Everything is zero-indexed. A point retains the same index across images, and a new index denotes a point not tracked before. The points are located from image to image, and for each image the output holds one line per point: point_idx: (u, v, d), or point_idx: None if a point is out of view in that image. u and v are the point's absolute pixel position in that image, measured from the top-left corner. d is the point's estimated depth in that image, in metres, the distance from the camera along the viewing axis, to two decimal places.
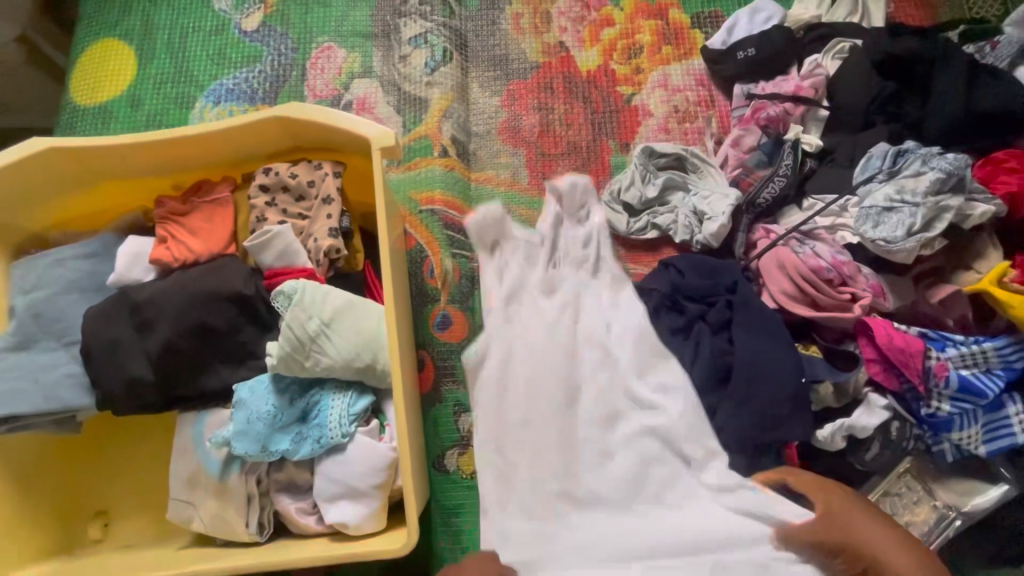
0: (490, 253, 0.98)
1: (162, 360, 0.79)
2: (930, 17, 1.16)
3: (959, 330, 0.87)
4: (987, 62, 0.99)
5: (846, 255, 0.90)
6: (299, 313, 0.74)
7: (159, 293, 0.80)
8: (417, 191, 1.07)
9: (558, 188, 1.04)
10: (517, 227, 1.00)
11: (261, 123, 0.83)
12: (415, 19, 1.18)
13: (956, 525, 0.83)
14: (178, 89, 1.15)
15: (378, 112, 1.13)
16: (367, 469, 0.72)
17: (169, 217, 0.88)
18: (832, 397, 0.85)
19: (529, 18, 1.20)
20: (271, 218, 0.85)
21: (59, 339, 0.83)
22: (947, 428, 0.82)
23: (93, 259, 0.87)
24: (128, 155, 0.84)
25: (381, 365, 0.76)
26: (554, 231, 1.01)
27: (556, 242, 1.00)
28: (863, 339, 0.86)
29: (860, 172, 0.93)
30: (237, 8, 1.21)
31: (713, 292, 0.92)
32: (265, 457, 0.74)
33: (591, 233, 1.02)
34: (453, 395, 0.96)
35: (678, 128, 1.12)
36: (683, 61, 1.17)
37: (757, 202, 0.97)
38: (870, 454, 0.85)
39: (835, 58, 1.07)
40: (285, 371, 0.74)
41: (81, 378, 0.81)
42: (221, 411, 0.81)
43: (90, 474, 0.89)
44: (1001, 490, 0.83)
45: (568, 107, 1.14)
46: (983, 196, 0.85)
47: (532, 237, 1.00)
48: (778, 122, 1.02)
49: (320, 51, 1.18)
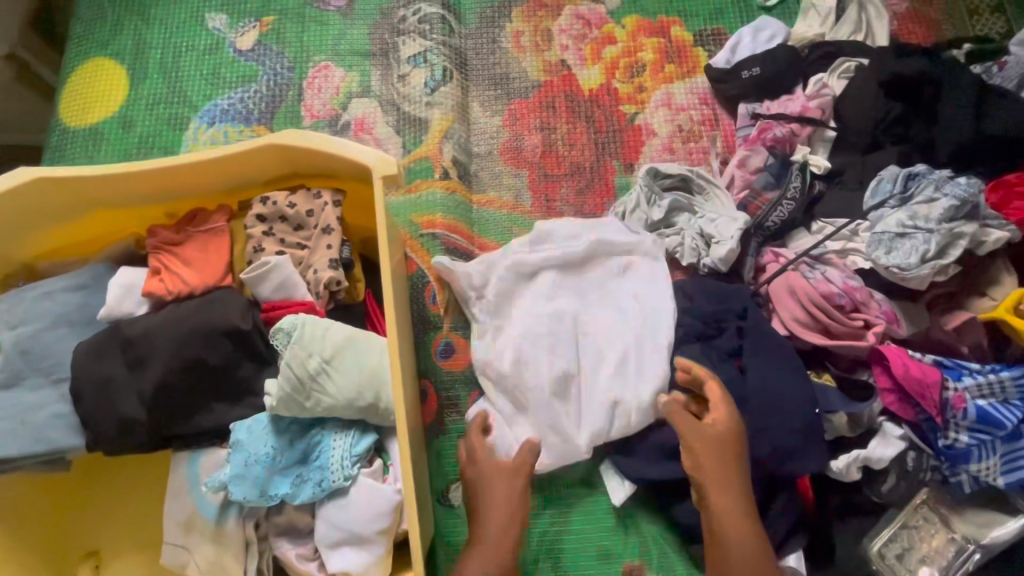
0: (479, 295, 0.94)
1: (157, 400, 0.76)
2: (934, 35, 1.15)
3: (974, 357, 0.85)
4: (995, 82, 0.98)
5: (857, 280, 0.88)
6: (298, 352, 0.71)
7: (152, 328, 0.77)
8: (419, 214, 1.05)
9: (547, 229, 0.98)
10: (504, 270, 0.95)
11: (259, 151, 0.81)
12: (414, 37, 1.16)
13: (976, 559, 0.81)
14: (171, 110, 1.13)
15: (377, 133, 1.11)
16: (371, 514, 0.69)
17: (163, 247, 0.85)
18: (846, 426, 0.83)
19: (530, 36, 1.18)
20: (269, 248, 0.82)
21: (47, 376, 0.80)
22: (965, 459, 0.80)
23: (83, 291, 0.84)
24: (120, 184, 0.81)
25: (384, 404, 0.73)
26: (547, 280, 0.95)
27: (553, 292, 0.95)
28: (878, 368, 0.84)
29: (871, 197, 0.92)
30: (232, 26, 1.18)
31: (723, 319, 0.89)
32: (264, 502, 0.71)
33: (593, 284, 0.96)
34: (457, 425, 0.94)
35: (682, 148, 1.11)
36: (687, 79, 1.15)
37: (766, 225, 0.95)
38: (887, 486, 0.83)
39: (841, 77, 1.06)
40: (285, 411, 0.71)
41: (70, 418, 0.77)
42: (217, 451, 0.78)
43: (81, 512, 0.84)
44: (1020, 521, 0.80)
45: (570, 127, 1.12)
46: (997, 222, 0.84)
47: (522, 273, 0.95)
48: (785, 143, 1.01)
49: (317, 71, 1.15)
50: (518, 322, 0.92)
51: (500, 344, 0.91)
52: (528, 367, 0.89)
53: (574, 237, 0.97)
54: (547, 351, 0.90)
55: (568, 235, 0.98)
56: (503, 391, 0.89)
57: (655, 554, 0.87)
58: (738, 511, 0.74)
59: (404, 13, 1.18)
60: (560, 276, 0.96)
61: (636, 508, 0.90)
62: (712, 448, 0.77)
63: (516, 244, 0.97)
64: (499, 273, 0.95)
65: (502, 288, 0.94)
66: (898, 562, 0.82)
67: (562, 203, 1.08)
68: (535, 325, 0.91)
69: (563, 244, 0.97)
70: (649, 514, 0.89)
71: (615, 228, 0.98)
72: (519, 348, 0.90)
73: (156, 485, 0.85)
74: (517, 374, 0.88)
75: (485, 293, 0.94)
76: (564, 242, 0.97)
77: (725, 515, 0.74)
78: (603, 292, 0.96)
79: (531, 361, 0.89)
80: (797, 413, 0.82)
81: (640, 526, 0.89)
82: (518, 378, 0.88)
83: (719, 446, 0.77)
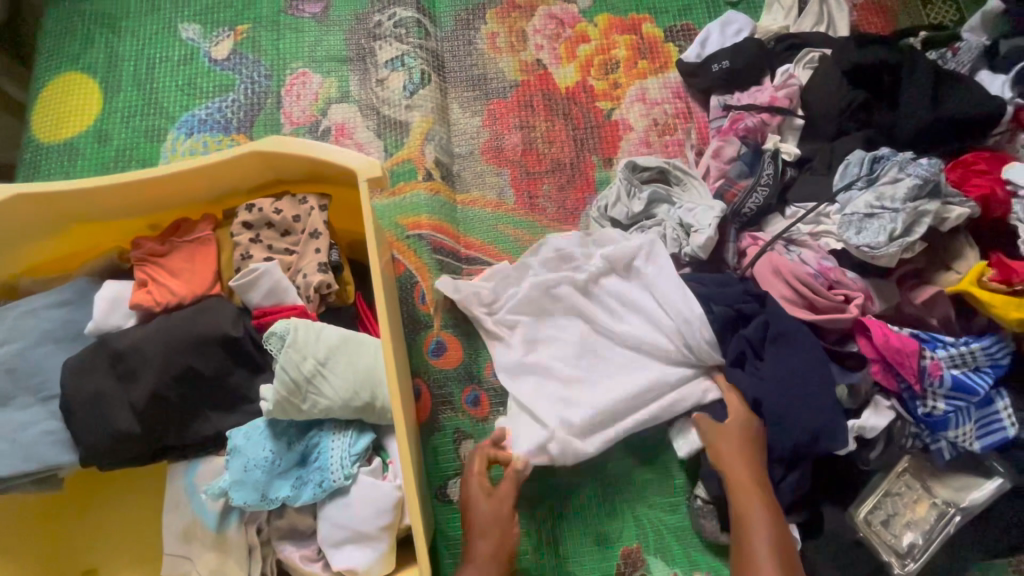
0: (490, 309, 0.97)
1: (150, 411, 0.76)
2: (891, 24, 1.20)
3: (943, 328, 0.90)
4: (950, 67, 1.04)
5: (832, 261, 0.93)
6: (294, 355, 0.71)
7: (142, 339, 0.77)
8: (404, 216, 1.06)
9: (561, 246, 0.99)
10: (519, 284, 0.97)
11: (241, 159, 0.81)
12: (391, 42, 1.17)
13: (956, 522, 0.85)
14: (148, 121, 1.12)
15: (358, 137, 1.12)
16: (373, 511, 0.70)
17: (147, 258, 0.85)
18: (847, 398, 0.86)
19: (505, 37, 1.20)
20: (257, 255, 0.82)
21: (35, 394, 0.79)
22: (944, 426, 0.84)
23: (68, 307, 0.84)
24: (104, 198, 0.81)
25: (381, 402, 0.74)
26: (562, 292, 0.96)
27: (571, 302, 0.95)
28: (861, 338, 0.88)
29: (839, 180, 0.95)
30: (206, 36, 1.18)
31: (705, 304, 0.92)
32: (265, 505, 0.72)
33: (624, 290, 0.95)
34: (451, 422, 0.95)
35: (658, 141, 1.14)
36: (660, 75, 1.19)
37: (742, 211, 0.98)
38: (875, 453, 0.86)
39: (807, 67, 1.10)
40: (282, 415, 0.72)
41: (62, 435, 0.77)
42: (212, 459, 0.78)
43: (77, 533, 0.82)
44: (996, 483, 0.85)
45: (549, 124, 1.15)
46: (958, 199, 0.88)
47: (543, 284, 0.96)
48: (756, 132, 1.05)
49: (295, 77, 1.15)
50: (546, 337, 0.95)
51: (533, 356, 0.94)
52: (558, 376, 0.92)
53: (590, 256, 0.99)
54: (573, 361, 0.93)
55: (578, 246, 0.99)
56: (524, 400, 0.90)
57: (653, 535, 0.90)
58: (762, 496, 0.78)
59: (379, 18, 1.19)
60: (576, 285, 0.96)
61: (630, 492, 0.92)
62: (739, 445, 0.82)
63: (537, 264, 0.98)
64: (513, 288, 0.98)
65: (530, 303, 0.96)
66: (884, 527, 0.85)
67: (544, 200, 1.10)
68: (554, 337, 0.95)
69: (580, 264, 0.98)
70: (643, 496, 0.92)
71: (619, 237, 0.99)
72: (537, 357, 0.93)
73: (153, 499, 0.84)
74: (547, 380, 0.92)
75: (496, 308, 0.97)
76: (581, 263, 0.98)
77: (750, 500, 0.77)
78: (622, 303, 0.95)
79: (548, 370, 0.92)
80: (778, 389, 0.85)
81: (636, 509, 0.91)
82: (549, 386, 0.91)
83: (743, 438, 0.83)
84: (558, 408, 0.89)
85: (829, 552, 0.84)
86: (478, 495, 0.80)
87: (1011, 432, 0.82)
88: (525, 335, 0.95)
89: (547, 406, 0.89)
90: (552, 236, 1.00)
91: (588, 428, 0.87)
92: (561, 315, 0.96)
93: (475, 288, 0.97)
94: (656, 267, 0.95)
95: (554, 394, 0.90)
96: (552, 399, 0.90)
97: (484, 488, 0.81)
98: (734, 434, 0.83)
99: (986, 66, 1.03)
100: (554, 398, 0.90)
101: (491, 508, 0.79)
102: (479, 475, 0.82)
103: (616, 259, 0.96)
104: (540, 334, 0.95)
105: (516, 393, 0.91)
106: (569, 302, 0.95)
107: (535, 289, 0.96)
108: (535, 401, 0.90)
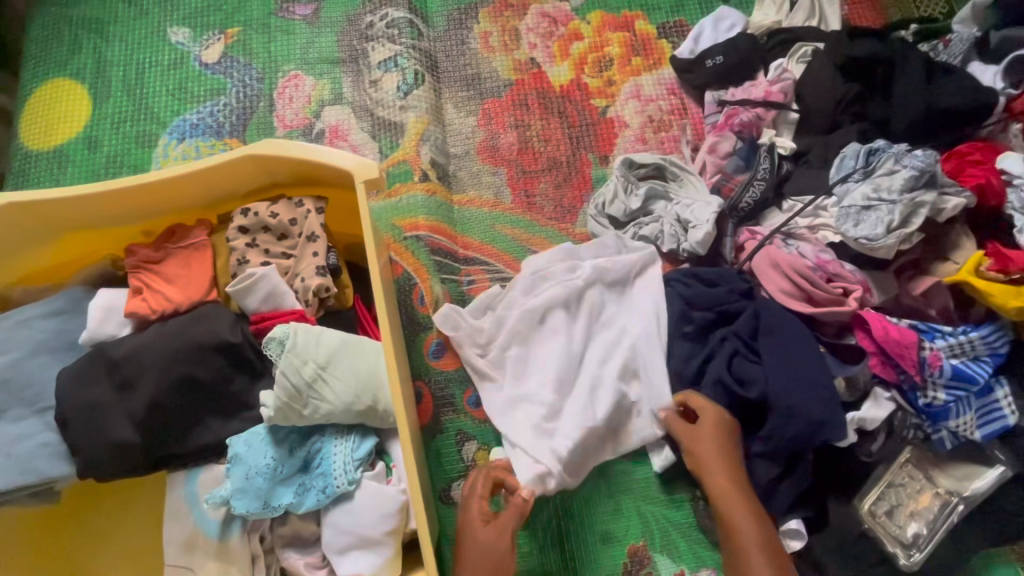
0: (485, 351, 0.93)
1: (149, 420, 0.75)
2: (882, 17, 1.21)
3: (942, 319, 0.90)
4: (942, 59, 1.05)
5: (830, 253, 0.93)
6: (293, 360, 0.71)
7: (138, 347, 0.76)
8: (400, 218, 1.05)
9: (538, 264, 0.97)
10: (512, 310, 0.94)
11: (234, 163, 0.80)
12: (383, 43, 1.16)
13: (960, 511, 0.85)
14: (138, 127, 1.10)
15: (352, 139, 1.11)
16: (378, 516, 0.70)
17: (141, 265, 0.83)
18: (844, 390, 0.86)
19: (498, 36, 1.20)
20: (254, 259, 0.81)
21: (30, 406, 0.78)
22: (945, 416, 0.84)
23: (62, 317, 0.82)
24: (95, 206, 0.80)
25: (383, 406, 0.73)
26: (548, 309, 0.94)
27: (557, 321, 0.93)
28: (860, 331, 0.88)
29: (836, 172, 0.96)
30: (195, 39, 1.17)
31: (705, 301, 0.92)
32: (268, 513, 0.71)
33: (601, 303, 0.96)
34: (454, 424, 0.94)
35: (654, 138, 1.14)
36: (654, 71, 1.19)
37: (739, 206, 0.99)
38: (877, 444, 0.87)
39: (800, 62, 1.10)
40: (282, 421, 0.71)
41: (58, 447, 0.75)
42: (213, 468, 0.77)
43: (77, 546, 0.81)
44: (997, 472, 0.85)
45: (544, 123, 1.14)
46: (955, 189, 0.88)
47: (532, 310, 0.93)
48: (752, 127, 1.05)
49: (287, 80, 1.14)
50: (537, 359, 0.91)
51: (517, 387, 0.90)
52: (544, 401, 0.87)
53: (575, 271, 0.96)
54: (559, 382, 0.88)
55: (563, 261, 0.97)
56: (519, 430, 0.85)
57: (658, 532, 0.90)
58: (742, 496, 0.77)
59: (371, 19, 1.18)
60: (563, 301, 0.94)
61: (635, 490, 0.92)
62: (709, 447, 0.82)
63: (516, 291, 0.95)
64: (505, 317, 0.94)
65: (517, 332, 0.93)
66: (888, 519, 0.86)
67: (541, 198, 1.09)
68: (545, 355, 0.91)
69: (561, 279, 0.96)
70: (648, 493, 0.92)
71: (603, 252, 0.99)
72: (530, 382, 0.89)
73: (153, 510, 0.82)
74: (533, 407, 0.87)
75: (491, 349, 0.93)
76: (563, 278, 0.96)
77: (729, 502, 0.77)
78: (609, 319, 0.95)
79: (540, 394, 0.87)
80: (781, 383, 0.85)
81: (640, 506, 0.91)
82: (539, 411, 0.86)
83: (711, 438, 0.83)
84: (549, 435, 0.84)
85: (833, 544, 0.84)
86: (476, 522, 0.76)
87: (1012, 421, 0.82)
88: (517, 365, 0.91)
89: (538, 432, 0.84)
90: (529, 259, 0.99)
91: (578, 453, 0.84)
92: (548, 333, 0.93)
93: (465, 330, 0.93)
94: (645, 283, 0.97)
95: (543, 420, 0.85)
96: (542, 426, 0.85)
97: (482, 516, 0.76)
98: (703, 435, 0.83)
99: (977, 57, 1.04)
100: (543, 424, 0.85)
101: (489, 537, 0.73)
102: (481, 497, 0.78)
103: (602, 274, 0.96)
104: (526, 363, 0.91)
105: (504, 428, 0.86)
106: (557, 319, 0.93)
107: (525, 316, 0.93)
108: (527, 429, 0.85)
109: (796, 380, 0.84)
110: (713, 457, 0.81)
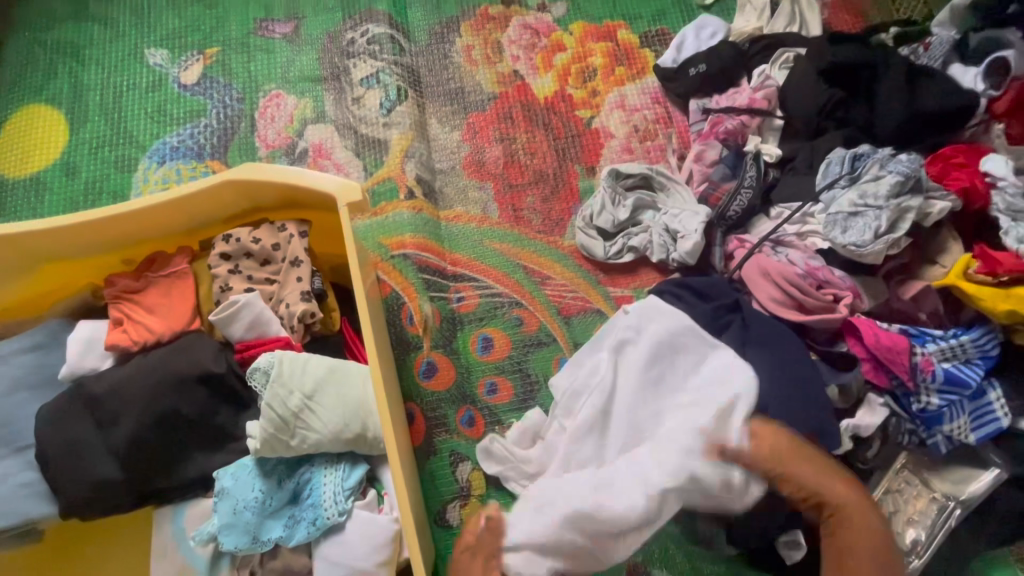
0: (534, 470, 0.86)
1: (133, 457, 0.73)
2: (861, 20, 1.21)
3: (932, 323, 0.90)
4: (923, 62, 1.05)
5: (819, 260, 0.93)
6: (279, 390, 0.69)
7: (119, 382, 0.74)
8: (387, 237, 1.04)
9: (563, 387, 0.87)
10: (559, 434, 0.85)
11: (216, 188, 0.79)
12: (365, 59, 1.16)
13: (957, 515, 0.82)
14: (117, 151, 1.09)
15: (336, 157, 1.10)
16: (369, 546, 0.68)
17: (122, 296, 0.82)
18: (837, 398, 0.86)
19: (480, 49, 1.19)
20: (236, 286, 0.80)
21: (9, 445, 0.76)
22: (938, 421, 0.84)
23: (41, 351, 0.81)
24: (73, 238, 0.78)
25: (373, 432, 0.72)
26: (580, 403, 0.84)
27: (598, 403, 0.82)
28: (851, 338, 0.88)
29: (821, 179, 0.96)
30: (174, 61, 1.15)
31: (715, 316, 0.89)
32: (257, 548, 0.70)
33: (645, 355, 0.84)
34: (447, 444, 0.93)
35: (640, 147, 1.13)
36: (637, 80, 1.18)
37: (727, 215, 0.99)
38: (872, 451, 0.87)
39: (782, 68, 1.10)
40: (270, 453, 0.70)
41: (39, 487, 0.74)
42: (200, 502, 0.75)
43: None
44: (993, 474, 0.83)
45: (529, 135, 1.14)
46: (939, 193, 0.89)
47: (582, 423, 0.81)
48: (736, 135, 1.05)
49: (269, 99, 1.13)
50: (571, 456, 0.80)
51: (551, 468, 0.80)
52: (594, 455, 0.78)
53: (597, 356, 0.87)
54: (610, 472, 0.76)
55: (594, 354, 0.88)
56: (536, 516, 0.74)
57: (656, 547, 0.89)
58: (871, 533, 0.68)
59: (352, 36, 1.17)
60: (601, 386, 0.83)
61: None
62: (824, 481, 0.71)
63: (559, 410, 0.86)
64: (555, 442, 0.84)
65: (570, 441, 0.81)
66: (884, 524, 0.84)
67: (529, 211, 1.08)
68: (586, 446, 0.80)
69: (587, 370, 0.87)
70: None
71: (629, 324, 0.87)
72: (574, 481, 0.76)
73: (136, 551, 0.79)
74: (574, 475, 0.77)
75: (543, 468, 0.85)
76: (589, 367, 0.87)
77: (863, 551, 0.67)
78: (648, 361, 0.84)
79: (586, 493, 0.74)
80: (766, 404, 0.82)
81: None
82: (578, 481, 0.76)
83: (819, 471, 0.72)
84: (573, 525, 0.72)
85: None
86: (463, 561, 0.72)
87: (1005, 423, 0.82)
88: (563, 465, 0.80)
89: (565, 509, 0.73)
90: (556, 378, 0.89)
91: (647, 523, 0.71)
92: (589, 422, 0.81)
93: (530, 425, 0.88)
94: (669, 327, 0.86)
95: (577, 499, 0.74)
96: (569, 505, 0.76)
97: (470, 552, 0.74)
98: (792, 452, 0.73)
99: (958, 59, 1.04)
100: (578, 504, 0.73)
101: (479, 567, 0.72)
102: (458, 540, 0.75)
103: (617, 343, 0.86)
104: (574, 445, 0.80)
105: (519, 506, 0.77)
106: (593, 408, 0.81)
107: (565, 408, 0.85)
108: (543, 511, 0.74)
109: (802, 387, 0.83)
110: (835, 492, 0.70)
